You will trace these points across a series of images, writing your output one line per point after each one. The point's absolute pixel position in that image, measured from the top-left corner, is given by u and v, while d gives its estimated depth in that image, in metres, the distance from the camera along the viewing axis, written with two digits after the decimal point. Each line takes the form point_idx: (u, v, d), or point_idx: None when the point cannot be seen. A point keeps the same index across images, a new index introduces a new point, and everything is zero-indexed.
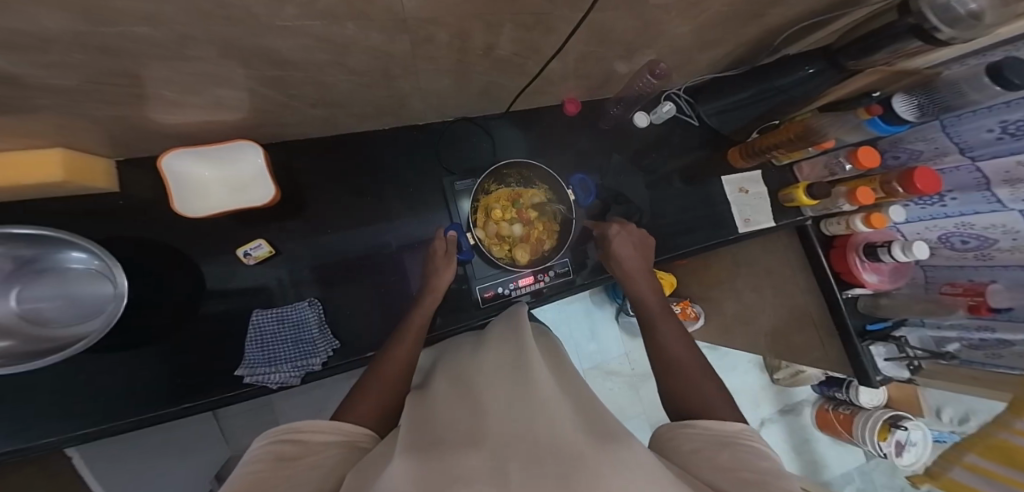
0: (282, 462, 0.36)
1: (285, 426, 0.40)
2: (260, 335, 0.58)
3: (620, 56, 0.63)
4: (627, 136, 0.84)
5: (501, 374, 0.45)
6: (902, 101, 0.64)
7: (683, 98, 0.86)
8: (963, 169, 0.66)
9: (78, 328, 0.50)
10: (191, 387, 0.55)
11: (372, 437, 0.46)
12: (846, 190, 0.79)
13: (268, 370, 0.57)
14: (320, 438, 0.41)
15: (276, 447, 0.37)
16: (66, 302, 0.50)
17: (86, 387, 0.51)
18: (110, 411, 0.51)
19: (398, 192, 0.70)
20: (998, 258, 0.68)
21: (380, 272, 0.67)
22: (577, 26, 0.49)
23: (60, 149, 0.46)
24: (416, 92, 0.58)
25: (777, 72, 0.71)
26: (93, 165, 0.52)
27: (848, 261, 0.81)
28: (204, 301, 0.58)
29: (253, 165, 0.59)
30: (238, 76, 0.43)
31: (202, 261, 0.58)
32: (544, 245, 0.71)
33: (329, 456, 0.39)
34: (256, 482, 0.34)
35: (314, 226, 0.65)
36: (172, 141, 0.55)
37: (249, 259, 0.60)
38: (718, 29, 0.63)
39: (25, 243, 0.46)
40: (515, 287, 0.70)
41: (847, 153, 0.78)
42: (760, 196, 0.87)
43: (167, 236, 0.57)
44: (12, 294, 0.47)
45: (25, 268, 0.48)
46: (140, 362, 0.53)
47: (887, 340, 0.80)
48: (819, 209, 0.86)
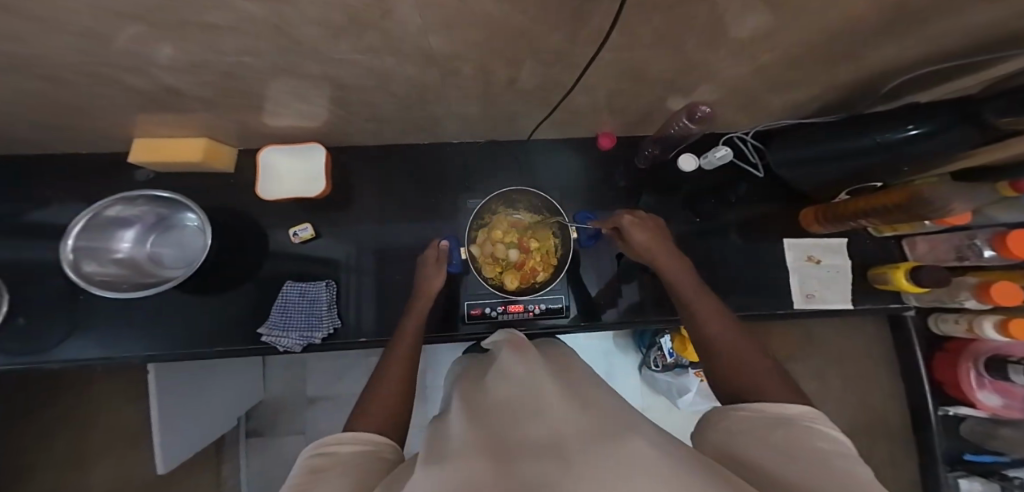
0: (315, 474, 0.34)
1: (313, 444, 0.38)
2: (285, 303, 0.68)
3: (662, 94, 0.59)
4: (671, 176, 0.77)
5: (514, 381, 0.40)
6: None
7: (749, 143, 0.78)
8: None
9: (174, 270, 0.68)
10: (230, 338, 0.68)
11: (396, 448, 0.43)
12: (975, 282, 0.60)
13: (280, 334, 0.66)
14: (348, 449, 0.38)
15: (309, 460, 0.36)
16: (175, 251, 0.69)
17: (169, 319, 0.67)
18: (179, 341, 0.67)
19: (424, 201, 0.76)
20: None
21: (390, 269, 0.73)
22: (599, 64, 0.48)
23: (204, 138, 0.65)
24: (450, 115, 0.63)
25: (876, 127, 0.55)
26: (223, 151, 0.69)
27: (959, 372, 0.63)
28: (258, 267, 0.71)
29: (316, 162, 0.70)
30: (308, 93, 0.53)
31: (263, 236, 0.72)
32: (534, 281, 0.69)
33: (363, 466, 0.37)
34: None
35: (349, 221, 0.75)
36: (259, 140, 0.70)
37: (295, 239, 0.72)
38: (790, 71, 0.54)
39: (161, 203, 0.67)
40: (502, 311, 0.71)
41: (991, 235, 0.60)
42: (837, 268, 0.72)
43: (245, 212, 0.73)
44: (150, 239, 0.69)
45: (160, 223, 0.69)
46: (205, 307, 0.68)
47: (990, 477, 0.60)
48: (929, 300, 0.67)
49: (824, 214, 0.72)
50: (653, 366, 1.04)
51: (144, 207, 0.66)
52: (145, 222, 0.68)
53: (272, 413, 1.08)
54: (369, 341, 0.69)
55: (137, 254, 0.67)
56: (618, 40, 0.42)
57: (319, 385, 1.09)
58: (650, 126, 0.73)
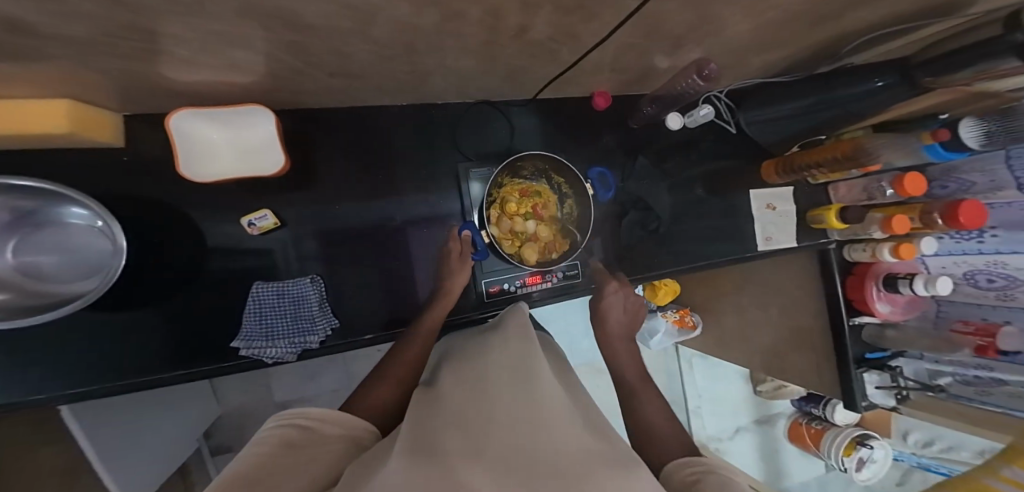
0: (288, 446, 0.38)
1: (284, 410, 0.42)
2: (260, 305, 0.60)
3: (661, 53, 0.59)
4: (653, 136, 0.80)
5: (511, 383, 0.44)
6: (970, 126, 0.61)
7: (723, 101, 0.82)
8: (1015, 206, 0.65)
9: (74, 284, 0.53)
10: (191, 357, 0.59)
11: (371, 432, 0.47)
12: (882, 217, 0.75)
13: (265, 345, 0.59)
14: (320, 424, 0.43)
15: (283, 434, 0.39)
16: (62, 257, 0.52)
17: (93, 345, 0.55)
18: (119, 369, 0.55)
19: (412, 170, 0.71)
20: (1020, 300, 0.66)
21: (385, 247, 0.70)
22: (618, 14, 0.44)
23: (67, 99, 0.43)
24: (439, 69, 0.56)
25: (835, 83, 0.61)
26: (104, 120, 0.51)
27: (866, 289, 0.79)
28: (219, 257, 0.61)
29: (263, 131, 0.57)
30: (255, 40, 0.38)
31: (205, 225, 0.60)
32: (557, 246, 0.71)
33: (331, 449, 0.41)
34: (264, 459, 0.36)
35: (325, 196, 0.66)
36: (181, 102, 0.54)
37: (252, 230, 0.62)
38: (780, 33, 0.57)
39: (25, 196, 0.48)
40: (521, 285, 0.71)
41: (892, 177, 0.73)
42: (789, 213, 0.83)
43: (180, 196, 0.59)
44: (9, 246, 0.49)
45: (23, 221, 0.50)
46: (144, 324, 0.57)
47: (882, 369, 0.81)
48: (846, 234, 0.82)
49: (782, 166, 0.80)
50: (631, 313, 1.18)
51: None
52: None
53: (239, 426, 1.01)
54: (375, 338, 0.67)
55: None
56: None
57: (290, 391, 1.03)
58: (639, 85, 0.73)
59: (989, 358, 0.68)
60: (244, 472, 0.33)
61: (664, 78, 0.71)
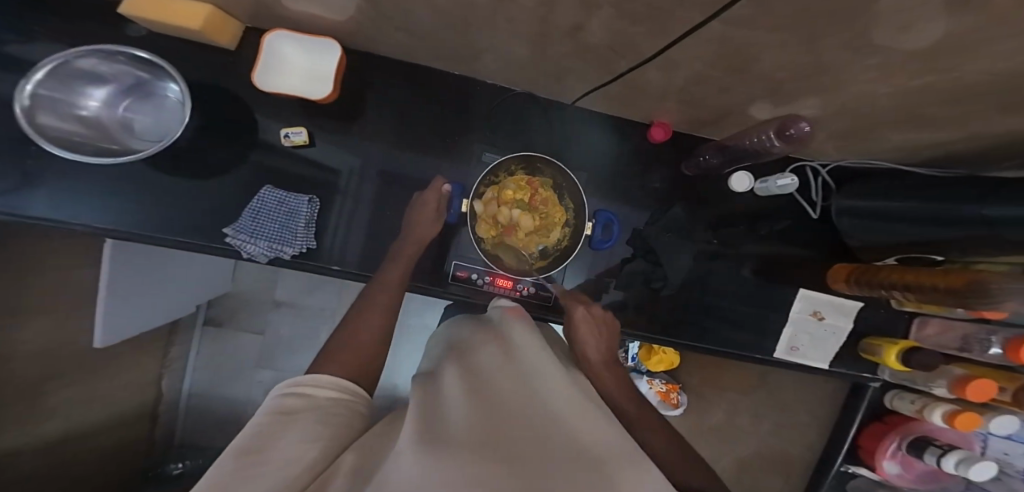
0: (289, 415, 0.34)
1: (286, 382, 0.37)
2: (258, 208, 0.61)
3: (753, 98, 0.45)
4: (718, 193, 0.67)
5: (514, 365, 0.41)
6: None
7: (822, 177, 0.66)
8: None
9: (145, 143, 0.63)
10: (181, 229, 0.61)
11: (364, 399, 0.41)
12: (956, 374, 0.61)
13: (245, 240, 0.60)
14: (324, 393, 0.38)
15: (281, 401, 0.35)
16: (150, 122, 0.64)
17: (114, 191, 0.59)
18: (124, 218, 0.59)
19: (432, 137, 0.65)
20: None
21: (383, 203, 0.65)
22: (698, 34, 0.33)
23: (211, 7, 0.53)
24: (485, 49, 0.47)
25: (992, 198, 0.40)
26: (228, 26, 0.57)
27: (879, 442, 0.70)
28: (234, 164, 0.62)
29: (331, 63, 0.57)
30: None
31: (229, 130, 0.62)
32: (531, 262, 0.62)
33: (338, 413, 0.37)
34: (265, 434, 0.31)
35: (340, 142, 0.64)
36: (233, 9, 0.54)
37: (287, 141, 0.62)
38: (948, 116, 0.40)
39: (139, 65, 0.59)
40: (487, 282, 0.63)
41: (1004, 338, 0.57)
42: (835, 330, 0.68)
43: (223, 97, 0.62)
44: (124, 103, 0.62)
45: (139, 86, 0.62)
46: (155, 189, 0.60)
47: None
48: (899, 377, 0.69)
49: (862, 275, 0.62)
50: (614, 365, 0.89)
51: (119, 67, 0.58)
52: (120, 82, 0.61)
53: (235, 303, 1.10)
54: (342, 271, 0.64)
55: (104, 117, 0.62)
56: (746, 10, 0.28)
57: (289, 291, 1.10)
58: (720, 130, 0.59)
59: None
60: (246, 456, 0.29)
61: (738, 130, 0.56)
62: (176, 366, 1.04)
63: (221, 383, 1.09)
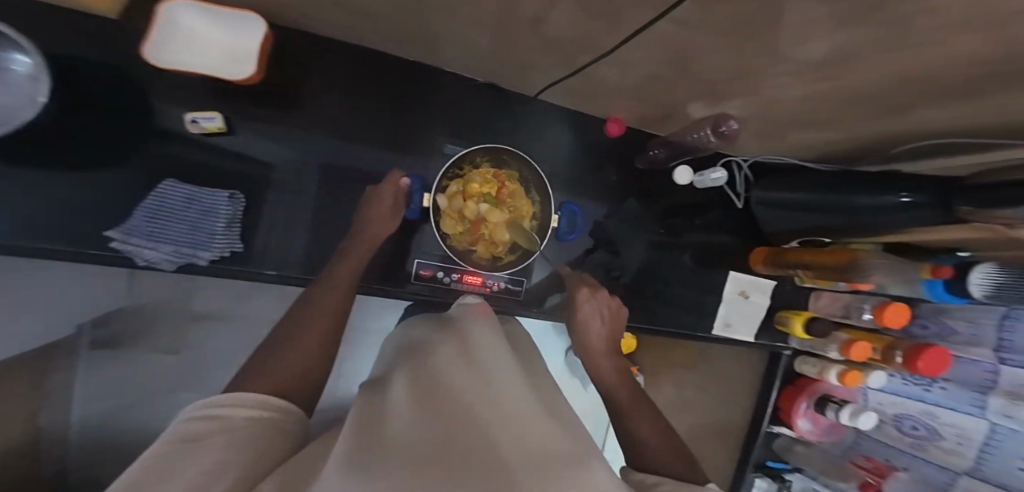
0: (197, 442, 0.27)
1: (195, 403, 0.30)
2: (158, 206, 0.52)
3: (694, 96, 0.50)
4: (664, 186, 0.73)
5: (470, 363, 0.38)
6: (980, 276, 0.58)
7: (743, 172, 0.75)
8: (980, 365, 0.65)
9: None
10: (59, 231, 0.49)
11: (296, 416, 0.36)
12: (844, 339, 0.74)
13: (143, 245, 0.50)
14: (245, 413, 0.31)
15: (185, 426, 0.28)
16: None
17: None
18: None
19: (387, 126, 0.61)
20: (931, 453, 0.70)
21: (331, 196, 0.60)
22: (650, 33, 0.36)
23: None
24: (447, 35, 0.46)
25: (868, 189, 0.52)
26: None
27: (794, 402, 0.82)
28: (143, 149, 0.52)
29: (253, 41, 0.50)
30: None
31: (131, 109, 0.52)
32: (497, 257, 0.62)
33: (260, 435, 0.31)
34: (163, 464, 0.25)
35: (280, 128, 0.57)
36: None
37: (194, 127, 0.53)
38: (833, 119, 0.49)
39: None
40: (456, 279, 0.62)
41: (876, 302, 0.69)
42: (756, 305, 0.78)
43: (119, 69, 0.51)
44: None
45: None
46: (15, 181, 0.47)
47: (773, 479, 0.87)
48: (805, 345, 0.81)
49: (774, 257, 0.73)
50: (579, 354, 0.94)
51: None
52: None
53: (131, 322, 0.90)
54: (278, 276, 0.58)
55: None
56: (691, 13, 0.32)
57: (215, 304, 0.94)
58: (666, 127, 0.65)
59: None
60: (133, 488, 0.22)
61: (680, 128, 0.63)
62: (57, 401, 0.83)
63: None
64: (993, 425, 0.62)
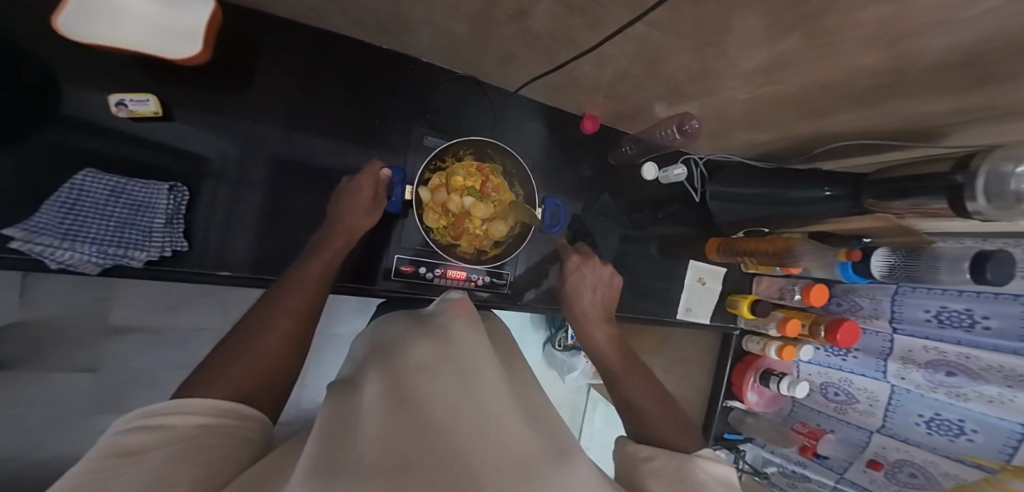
0: (131, 457, 0.22)
1: (131, 414, 0.25)
2: (75, 199, 0.45)
3: (659, 96, 0.55)
4: (632, 180, 0.78)
5: (452, 359, 0.35)
6: (882, 256, 0.69)
7: (699, 168, 0.81)
8: (879, 335, 0.77)
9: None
10: None
11: (258, 424, 0.31)
12: (780, 316, 0.84)
13: (54, 244, 0.43)
14: (192, 421, 0.26)
15: (117, 438, 0.23)
16: None
17: None
18: None
19: (362, 116, 0.59)
20: (850, 416, 0.82)
21: (294, 191, 0.56)
22: (623, 34, 0.39)
23: None
24: (426, 23, 0.46)
25: (796, 184, 0.61)
26: None
27: (744, 378, 0.91)
28: (56, 131, 0.45)
29: (196, 20, 0.43)
30: None
31: (44, 85, 0.44)
32: (483, 250, 0.63)
33: (212, 446, 0.25)
34: (86, 487, 0.19)
35: (240, 112, 0.52)
36: None
37: (119, 110, 0.46)
38: (772, 121, 0.55)
39: None
40: (441, 275, 0.61)
41: (803, 285, 0.81)
42: (712, 290, 0.86)
43: (33, 38, 0.43)
44: None
45: None
46: None
47: (731, 450, 0.94)
48: (750, 325, 0.89)
49: (725, 246, 0.81)
50: (556, 345, 0.98)
51: None
52: None
53: (28, 344, 0.76)
54: (232, 277, 0.53)
55: None
56: (663, 16, 0.35)
57: (132, 313, 0.82)
58: (634, 125, 0.70)
59: (806, 457, 0.87)
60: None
61: (649, 127, 0.68)
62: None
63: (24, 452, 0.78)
64: (892, 385, 0.74)
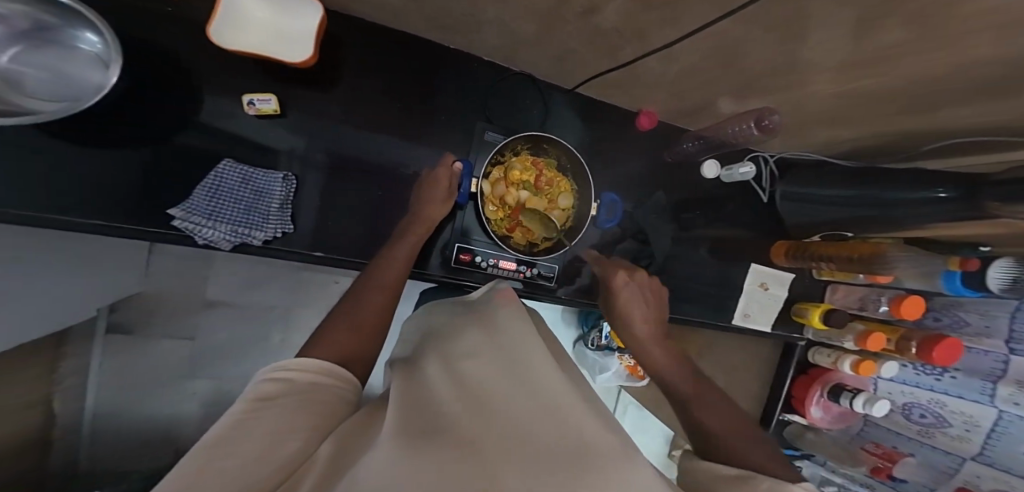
0: (266, 404, 0.27)
1: (268, 366, 0.31)
2: (217, 185, 0.53)
3: (732, 91, 0.51)
4: (688, 178, 0.75)
5: (513, 347, 0.36)
6: (1002, 270, 0.58)
7: (770, 166, 0.78)
8: (990, 355, 0.66)
9: (42, 105, 0.47)
10: (123, 209, 0.50)
11: (354, 387, 0.35)
12: (861, 328, 0.75)
13: (202, 223, 0.51)
14: (303, 378, 0.31)
15: (255, 386, 0.28)
16: (52, 77, 0.47)
17: (18, 164, 0.46)
18: (39, 200, 0.47)
19: (431, 113, 0.63)
20: (936, 440, 0.72)
21: (369, 185, 0.61)
22: (704, 28, 0.37)
23: None
24: (494, 23, 0.47)
25: (900, 182, 0.51)
26: None
27: (808, 391, 0.83)
28: (194, 129, 0.53)
29: (307, 25, 0.51)
30: None
31: (188, 91, 0.53)
32: (534, 244, 0.63)
33: (319, 402, 0.30)
34: (233, 429, 0.25)
35: (332, 109, 0.59)
36: None
37: (251, 109, 0.54)
38: (863, 118, 0.49)
39: (44, 7, 0.45)
40: (494, 265, 0.63)
41: (894, 295, 0.71)
42: (775, 298, 0.80)
43: (183, 53, 0.52)
44: (9, 51, 0.45)
45: (36, 34, 0.46)
46: (84, 161, 0.49)
47: None
48: (820, 335, 0.83)
49: (795, 251, 0.76)
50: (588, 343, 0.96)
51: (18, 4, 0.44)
52: (10, 25, 0.45)
53: (148, 309, 0.93)
54: (325, 258, 0.59)
55: None
56: (757, 7, 0.33)
57: (222, 290, 0.97)
58: (695, 122, 0.68)
59: (878, 479, 0.79)
60: (210, 448, 0.23)
61: (715, 122, 0.64)
62: (73, 382, 0.84)
63: (137, 401, 0.93)
64: (1001, 412, 0.63)
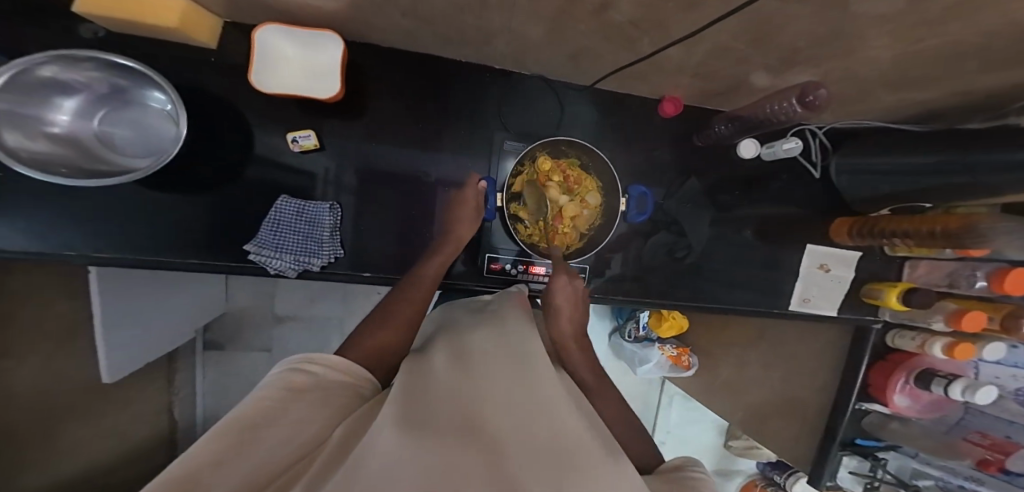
0: (293, 393, 0.31)
1: (299, 355, 0.35)
2: (278, 219, 0.59)
3: (768, 65, 0.47)
4: (724, 160, 0.71)
5: (514, 345, 0.37)
6: None
7: (819, 139, 0.71)
8: None
9: (137, 161, 0.56)
10: (207, 246, 0.58)
11: (372, 384, 0.38)
12: (952, 308, 0.66)
13: (271, 256, 0.58)
14: (327, 374, 0.34)
15: (287, 375, 0.32)
16: (135, 135, 0.56)
17: (125, 216, 0.55)
18: (144, 245, 0.56)
19: (455, 128, 0.65)
20: None
21: (402, 202, 0.65)
22: (728, 13, 0.35)
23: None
24: (504, 33, 0.48)
25: (981, 144, 0.44)
26: (202, 20, 0.53)
27: (890, 380, 0.74)
28: (251, 170, 0.60)
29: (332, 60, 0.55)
30: None
31: (243, 135, 0.60)
32: (571, 246, 0.63)
33: (338, 397, 0.33)
34: (268, 410, 0.28)
35: (362, 135, 0.63)
36: (252, 12, 0.53)
37: (295, 146, 0.60)
38: (930, 78, 0.43)
39: (115, 72, 0.51)
40: (523, 271, 0.65)
41: (991, 271, 0.61)
42: (840, 280, 0.73)
43: (238, 101, 0.59)
44: (98, 115, 0.54)
45: (114, 96, 0.54)
46: (172, 209, 0.57)
47: (864, 456, 0.81)
48: (899, 317, 0.75)
49: (860, 227, 0.68)
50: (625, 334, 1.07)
51: (93, 73, 0.51)
52: (92, 91, 0.53)
53: (234, 325, 1.06)
54: (373, 277, 0.64)
55: (80, 131, 0.53)
56: None
57: (289, 306, 1.08)
58: (732, 102, 0.64)
59: (987, 473, 0.68)
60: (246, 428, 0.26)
61: (751, 98, 0.60)
62: (183, 391, 0.99)
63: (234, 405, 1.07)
64: None
